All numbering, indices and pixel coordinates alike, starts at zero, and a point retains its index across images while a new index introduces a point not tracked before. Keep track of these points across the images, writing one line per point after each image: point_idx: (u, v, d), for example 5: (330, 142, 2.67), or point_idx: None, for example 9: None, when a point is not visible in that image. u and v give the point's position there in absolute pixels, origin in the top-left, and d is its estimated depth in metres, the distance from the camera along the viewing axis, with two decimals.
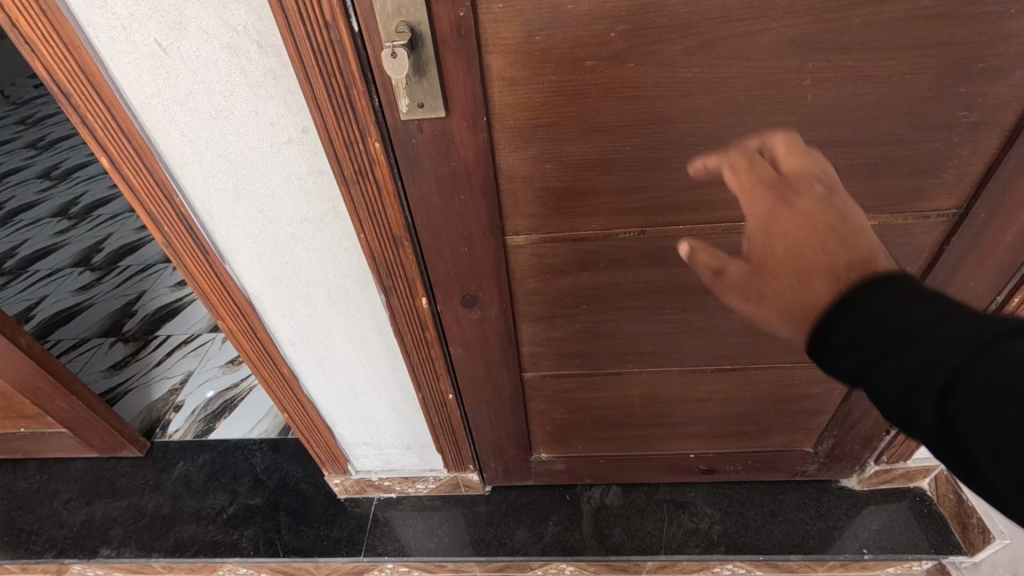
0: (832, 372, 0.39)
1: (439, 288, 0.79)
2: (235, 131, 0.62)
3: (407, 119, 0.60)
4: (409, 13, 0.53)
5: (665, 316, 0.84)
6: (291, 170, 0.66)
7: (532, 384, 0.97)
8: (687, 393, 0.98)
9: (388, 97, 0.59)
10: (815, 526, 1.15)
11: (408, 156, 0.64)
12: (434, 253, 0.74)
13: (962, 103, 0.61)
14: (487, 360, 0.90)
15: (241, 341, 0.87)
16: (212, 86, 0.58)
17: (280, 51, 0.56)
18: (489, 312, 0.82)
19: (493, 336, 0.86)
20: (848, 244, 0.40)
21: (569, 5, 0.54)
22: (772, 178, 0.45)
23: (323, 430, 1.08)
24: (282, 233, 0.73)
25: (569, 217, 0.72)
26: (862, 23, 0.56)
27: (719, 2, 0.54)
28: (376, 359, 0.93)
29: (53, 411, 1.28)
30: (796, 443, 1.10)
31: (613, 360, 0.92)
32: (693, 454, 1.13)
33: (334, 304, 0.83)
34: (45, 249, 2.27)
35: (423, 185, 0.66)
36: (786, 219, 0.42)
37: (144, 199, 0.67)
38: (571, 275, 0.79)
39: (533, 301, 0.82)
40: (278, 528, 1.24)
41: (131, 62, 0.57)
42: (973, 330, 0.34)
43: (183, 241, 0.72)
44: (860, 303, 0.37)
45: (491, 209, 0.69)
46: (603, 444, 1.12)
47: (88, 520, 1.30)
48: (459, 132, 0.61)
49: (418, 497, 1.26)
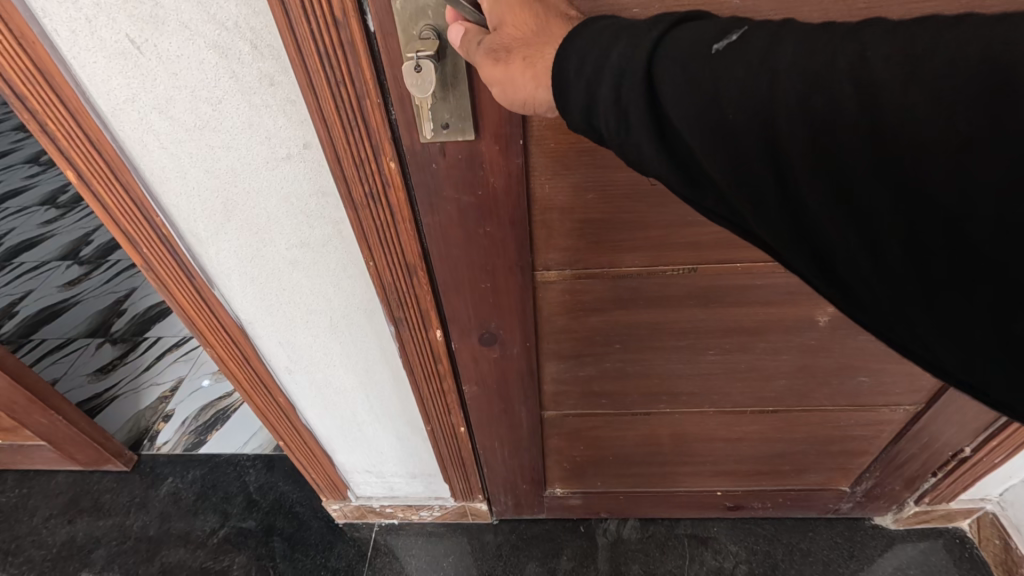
0: (573, 125, 0.39)
1: (454, 323, 0.70)
2: (224, 145, 0.53)
3: (428, 141, 0.50)
4: (435, 16, 0.43)
5: (708, 357, 0.75)
6: (290, 190, 0.57)
7: (551, 422, 0.89)
8: (722, 433, 0.90)
9: (406, 114, 0.49)
10: (848, 568, 1.07)
11: (426, 184, 0.54)
12: (452, 289, 0.65)
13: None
14: (506, 399, 0.82)
15: (234, 370, 0.79)
16: (196, 91, 0.49)
17: (278, 52, 0.47)
18: (510, 351, 0.73)
19: (514, 376, 0.77)
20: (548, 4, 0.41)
21: (635, 8, 0.46)
22: None
23: (321, 458, 0.99)
24: (279, 257, 0.64)
25: (610, 252, 0.63)
26: None
27: (821, 7, 0.45)
28: (382, 389, 0.85)
29: (32, 425, 1.18)
30: (833, 483, 1.03)
31: (644, 400, 0.84)
32: (720, 492, 1.05)
33: (336, 331, 0.74)
34: (32, 240, 2.17)
35: (444, 215, 0.57)
36: None
37: (120, 218, 0.58)
38: (606, 313, 0.70)
39: (559, 339, 0.74)
40: (272, 556, 1.16)
41: (99, 63, 0.47)
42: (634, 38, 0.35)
43: (167, 265, 0.63)
44: (569, 44, 0.37)
45: (521, 243, 0.60)
46: (624, 481, 1.03)
47: (70, 540, 1.22)
48: (489, 156, 0.52)
49: (422, 525, 1.19)
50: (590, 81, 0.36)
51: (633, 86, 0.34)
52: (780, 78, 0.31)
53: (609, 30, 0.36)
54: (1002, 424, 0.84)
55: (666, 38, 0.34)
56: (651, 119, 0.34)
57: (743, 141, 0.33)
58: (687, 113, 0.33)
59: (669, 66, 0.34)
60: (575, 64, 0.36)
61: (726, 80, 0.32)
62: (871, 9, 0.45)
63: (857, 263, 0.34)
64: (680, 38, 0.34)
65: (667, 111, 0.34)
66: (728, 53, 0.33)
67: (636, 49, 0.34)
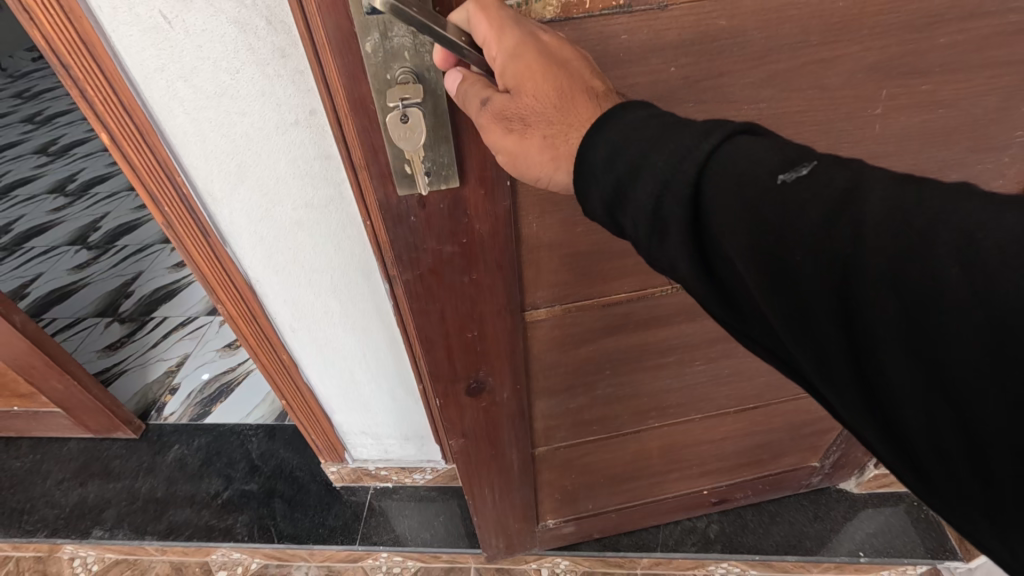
0: (593, 215, 0.41)
1: (439, 377, 0.72)
2: (240, 111, 0.60)
3: (404, 190, 0.53)
4: (413, 61, 0.45)
5: (696, 367, 0.85)
6: (297, 154, 0.65)
7: (542, 457, 0.94)
8: (705, 436, 1.00)
9: (381, 164, 0.51)
10: (812, 528, 1.18)
11: (407, 232, 0.57)
12: (438, 335, 0.67)
13: (1020, 122, 0.63)
14: (496, 441, 0.84)
15: (242, 328, 0.85)
16: (217, 62, 0.56)
17: (289, 28, 0.55)
18: (500, 396, 0.77)
19: (503, 418, 0.81)
20: (568, 72, 0.42)
21: (622, 36, 0.49)
22: (515, 13, 0.42)
23: (321, 418, 1.06)
24: (285, 217, 0.71)
25: (600, 282, 0.70)
26: (946, 42, 0.54)
27: (799, 26, 0.51)
28: (380, 350, 0.93)
29: (47, 391, 1.26)
30: (805, 461, 1.13)
31: (634, 419, 0.92)
32: (706, 489, 1.13)
33: (337, 292, 0.82)
34: (41, 226, 2.24)
35: (424, 267, 0.60)
36: (530, 51, 0.41)
37: (146, 178, 0.65)
38: (595, 341, 0.77)
39: (550, 373, 0.80)
40: (272, 515, 1.23)
41: (134, 37, 0.54)
42: (686, 149, 0.35)
43: (185, 223, 0.70)
44: (593, 138, 0.39)
45: (508, 284, 0.64)
46: (615, 497, 1.09)
47: (81, 501, 1.29)
48: (474, 201, 0.55)
49: (414, 488, 1.26)
50: (619, 176, 0.38)
51: (676, 198, 0.34)
52: (870, 235, 0.28)
53: (655, 129, 0.37)
54: None
55: (721, 153, 0.34)
56: (691, 233, 0.35)
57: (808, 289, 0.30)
58: (731, 239, 0.32)
59: (717, 189, 0.33)
60: (602, 156, 0.39)
61: (794, 216, 0.30)
62: (841, 24, 0.52)
63: (932, 443, 0.28)
64: (735, 154, 0.33)
65: (715, 231, 0.33)
66: (796, 187, 0.31)
67: (688, 161, 0.34)
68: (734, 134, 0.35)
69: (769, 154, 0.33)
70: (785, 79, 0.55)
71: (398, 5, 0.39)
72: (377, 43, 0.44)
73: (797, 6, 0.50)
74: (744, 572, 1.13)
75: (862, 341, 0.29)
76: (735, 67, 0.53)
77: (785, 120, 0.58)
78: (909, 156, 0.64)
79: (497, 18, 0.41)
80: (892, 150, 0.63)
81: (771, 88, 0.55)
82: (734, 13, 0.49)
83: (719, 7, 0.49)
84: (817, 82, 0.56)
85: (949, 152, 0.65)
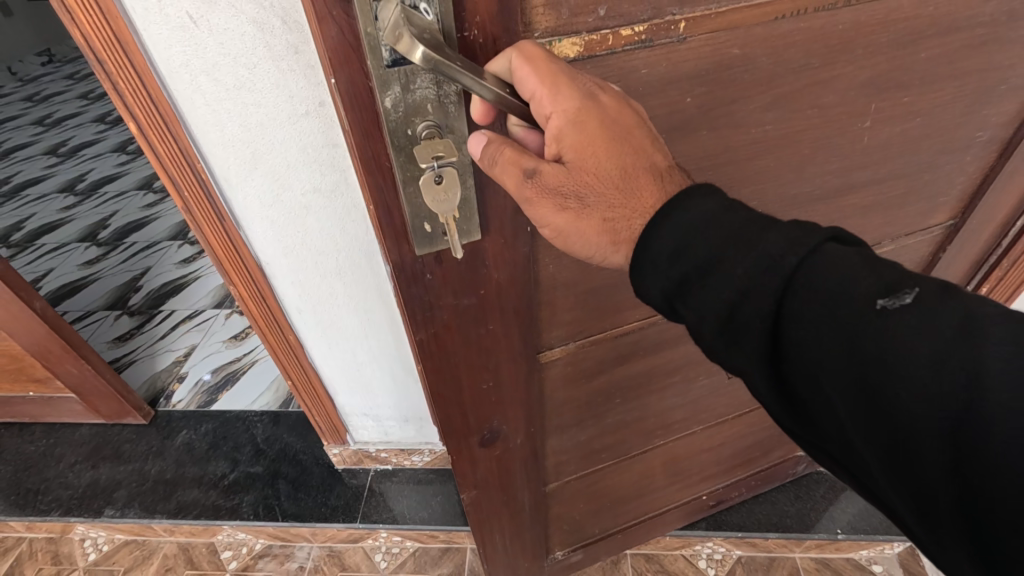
0: (649, 301, 0.46)
1: (454, 434, 0.70)
2: (256, 102, 0.66)
3: (421, 250, 0.51)
4: (433, 114, 0.43)
5: (700, 384, 0.90)
6: (307, 142, 0.71)
7: (553, 492, 0.93)
8: (704, 444, 1.04)
9: (395, 227, 0.49)
10: (793, 507, 1.28)
11: (422, 293, 0.54)
12: (456, 392, 0.66)
13: (981, 122, 0.69)
14: (507, 487, 0.83)
15: (252, 310, 0.91)
16: (237, 58, 0.63)
17: (302, 27, 0.62)
18: (512, 442, 0.76)
19: (516, 462, 0.80)
20: (626, 138, 0.43)
21: (643, 70, 0.49)
22: (568, 69, 0.42)
23: (324, 399, 1.11)
24: (295, 202, 0.77)
25: (612, 315, 0.71)
26: (926, 56, 0.58)
27: (803, 50, 0.53)
28: (381, 331, 1.00)
29: (62, 375, 1.32)
30: (789, 454, 1.22)
31: (640, 440, 0.93)
32: (705, 494, 1.17)
33: (342, 274, 0.88)
34: (52, 224, 2.31)
35: (438, 324, 0.58)
36: (590, 118, 0.42)
37: (168, 165, 0.71)
38: (607, 372, 0.78)
39: (562, 409, 0.79)
40: (277, 495, 1.29)
41: (162, 34, 0.60)
42: (772, 262, 0.39)
43: (202, 207, 0.76)
44: (648, 238, 0.44)
45: (525, 334, 0.64)
46: (619, 518, 1.09)
47: (94, 482, 1.35)
48: (493, 251, 0.54)
49: (414, 470, 1.32)
50: (685, 273, 0.43)
51: (758, 307, 0.40)
52: (987, 391, 0.31)
53: (728, 219, 0.42)
54: None
55: (809, 265, 0.38)
56: (770, 344, 0.40)
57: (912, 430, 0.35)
58: (824, 363, 0.38)
59: (806, 308, 0.38)
60: (673, 240, 0.43)
61: (898, 347, 0.35)
62: (840, 46, 0.54)
63: None
64: (826, 261, 0.38)
65: (809, 353, 0.38)
66: (898, 316, 0.35)
67: (775, 271, 0.39)
68: (824, 245, 0.39)
69: (858, 271, 0.37)
70: (788, 101, 0.57)
71: (439, 59, 0.37)
72: (397, 98, 0.41)
73: (803, 31, 0.52)
74: (729, 549, 1.22)
75: (972, 494, 0.33)
76: (745, 93, 0.54)
77: (788, 140, 0.60)
78: (889, 165, 0.69)
79: (551, 77, 0.41)
80: (876, 158, 0.67)
81: (775, 111, 0.57)
82: (747, 42, 0.51)
83: (733, 37, 0.50)
84: (816, 102, 0.58)
85: (922, 157, 0.70)
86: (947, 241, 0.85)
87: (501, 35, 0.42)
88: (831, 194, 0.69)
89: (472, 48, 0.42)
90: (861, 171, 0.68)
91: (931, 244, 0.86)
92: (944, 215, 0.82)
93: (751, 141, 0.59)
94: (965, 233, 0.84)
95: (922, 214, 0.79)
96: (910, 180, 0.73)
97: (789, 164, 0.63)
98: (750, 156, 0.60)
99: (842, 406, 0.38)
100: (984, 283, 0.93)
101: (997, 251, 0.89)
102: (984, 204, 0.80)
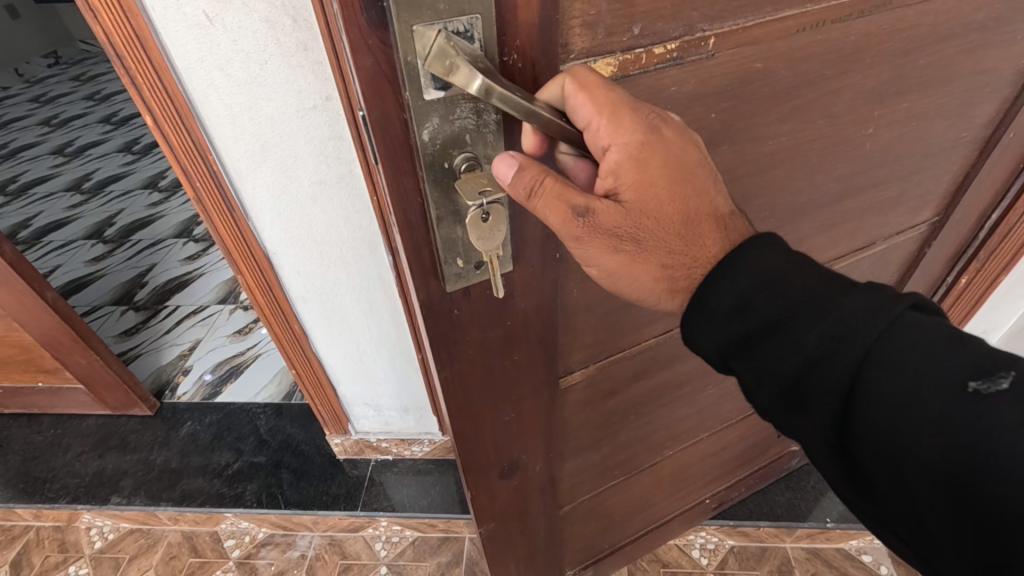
0: (705, 359, 0.51)
1: (474, 472, 0.66)
2: (266, 97, 0.70)
3: (452, 286, 0.47)
4: (472, 143, 0.40)
5: (707, 392, 0.90)
6: (314, 135, 0.75)
7: (567, 515, 0.90)
8: (709, 449, 1.05)
9: (424, 265, 0.45)
10: (784, 497, 1.31)
11: (448, 330, 0.50)
12: (480, 428, 0.62)
13: (968, 124, 0.72)
14: (525, 516, 0.80)
15: (258, 298, 0.94)
16: (249, 54, 0.67)
17: (311, 25, 0.66)
18: (532, 470, 0.74)
19: (534, 490, 0.77)
20: (684, 180, 0.45)
21: (672, 88, 0.48)
22: (627, 100, 0.42)
23: (327, 388, 1.14)
24: (302, 192, 0.81)
25: (632, 332, 0.70)
26: (925, 62, 0.61)
27: (817, 61, 0.54)
28: (382, 321, 1.03)
29: (71, 365, 1.35)
30: (784, 452, 1.26)
31: (651, 453, 0.93)
32: (708, 497, 1.18)
33: (346, 263, 0.92)
34: (59, 221, 2.35)
35: (464, 360, 0.54)
36: (649, 154, 0.42)
37: (181, 156, 0.74)
38: (622, 391, 0.77)
39: (581, 430, 0.77)
40: (279, 484, 1.32)
41: (180, 31, 0.64)
42: (848, 329, 0.42)
43: (212, 196, 0.79)
44: (705, 296, 0.48)
45: (550, 362, 0.62)
46: (627, 530, 1.08)
47: (100, 471, 1.38)
48: (521, 282, 0.52)
49: (413, 461, 1.35)
50: (743, 332, 0.47)
51: (833, 377, 0.43)
52: None
53: (794, 277, 0.46)
54: (940, 295, 1.01)
55: (886, 338, 0.41)
56: (842, 413, 0.43)
57: (994, 518, 0.35)
58: (899, 438, 0.40)
59: (881, 381, 0.41)
60: (730, 298, 0.47)
61: (982, 428, 0.36)
62: (852, 56, 0.56)
63: None
64: (909, 335, 0.41)
65: (882, 427, 0.41)
66: (990, 399, 0.37)
67: (850, 340, 0.42)
68: (903, 315, 0.42)
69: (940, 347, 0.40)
70: (801, 112, 0.58)
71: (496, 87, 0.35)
72: (435, 130, 0.38)
73: (819, 43, 0.53)
74: (722, 540, 1.25)
75: None
76: (764, 107, 0.55)
77: (799, 148, 0.62)
78: (885, 169, 0.72)
79: (613, 114, 0.41)
80: (876, 162, 0.70)
81: (790, 122, 0.58)
82: (769, 56, 0.51)
83: (756, 51, 0.50)
84: (827, 111, 0.60)
85: (914, 159, 0.73)
86: (931, 237, 0.88)
87: (540, 58, 0.40)
88: (835, 198, 0.71)
89: (511, 73, 0.40)
90: (861, 175, 0.70)
91: (918, 241, 0.89)
92: (930, 212, 0.84)
93: (766, 153, 0.60)
94: (946, 228, 0.87)
95: (910, 214, 0.82)
96: (902, 182, 0.75)
97: (798, 172, 0.64)
98: (765, 168, 0.61)
99: (921, 487, 0.39)
100: (963, 274, 0.97)
101: (975, 241, 0.92)
102: (966, 198, 0.82)
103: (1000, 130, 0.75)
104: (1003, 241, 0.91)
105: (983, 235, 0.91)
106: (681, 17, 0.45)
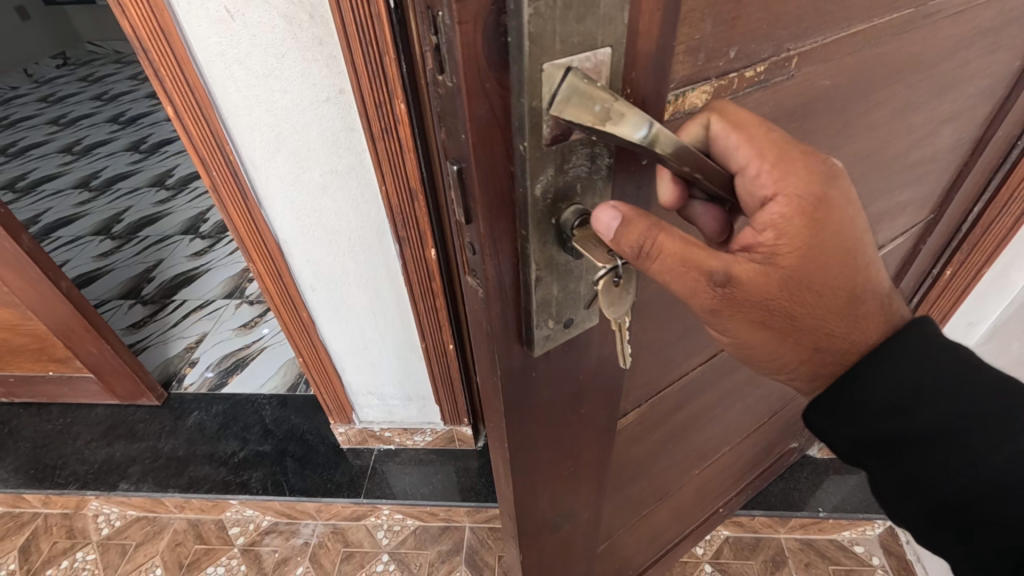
0: (834, 450, 0.51)
1: (527, 534, 0.65)
2: (282, 89, 0.74)
3: (539, 348, 0.45)
4: (581, 198, 0.38)
5: (730, 409, 0.93)
6: (327, 126, 0.78)
7: (603, 551, 0.89)
8: (726, 461, 1.07)
9: (509, 326, 0.43)
10: (778, 487, 1.34)
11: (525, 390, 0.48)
12: (538, 487, 0.60)
13: (969, 123, 0.75)
14: (568, 560, 0.78)
15: (269, 285, 0.98)
16: (267, 49, 0.70)
17: (327, 21, 0.69)
18: (580, 515, 0.72)
19: (580, 535, 0.76)
20: (854, 254, 0.43)
21: (755, 110, 0.48)
22: (790, 147, 0.41)
23: (333, 376, 1.18)
24: (313, 182, 0.84)
25: (682, 357, 0.71)
26: (950, 67, 0.63)
27: (869, 75, 0.55)
28: (387, 311, 1.06)
29: (83, 354, 1.39)
30: (785, 449, 1.27)
31: (680, 473, 0.94)
32: (722, 505, 1.20)
33: (354, 252, 0.95)
34: (68, 217, 2.38)
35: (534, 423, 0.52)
36: (817, 211, 0.41)
37: (200, 146, 0.78)
38: (663, 423, 0.77)
39: (624, 467, 0.76)
40: (284, 472, 1.35)
41: (203, 26, 0.68)
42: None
43: (228, 186, 0.83)
44: (853, 385, 0.46)
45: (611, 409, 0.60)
46: (652, 548, 1.07)
47: (109, 458, 1.41)
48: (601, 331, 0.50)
49: (414, 450, 1.38)
50: (891, 435, 0.46)
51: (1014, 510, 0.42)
52: None
53: (966, 387, 0.44)
54: (926, 287, 1.05)
55: None
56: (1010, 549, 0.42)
57: None
58: None
59: None
60: (879, 394, 0.46)
61: None
62: (895, 70, 0.57)
63: None
64: None
65: None
66: None
67: None
68: None
69: None
70: (850, 127, 0.59)
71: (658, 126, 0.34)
72: (546, 185, 0.36)
73: (875, 56, 0.54)
74: (719, 531, 1.28)
75: None
76: (822, 125, 0.56)
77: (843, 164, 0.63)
78: (899, 176, 0.74)
79: (773, 163, 0.40)
80: (895, 168, 0.72)
81: (840, 137, 0.59)
82: (836, 72, 0.52)
83: (826, 68, 0.50)
84: (870, 122, 0.61)
85: (920, 163, 0.76)
86: (925, 233, 0.92)
87: (650, 93, 0.38)
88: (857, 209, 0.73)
89: None
90: (882, 181, 0.72)
91: (911, 239, 0.91)
92: (924, 211, 0.87)
93: None
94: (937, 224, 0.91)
95: (912, 215, 0.85)
96: (911, 184, 0.78)
97: None
98: None
99: None
100: (947, 267, 1.01)
101: (959, 233, 0.95)
102: (957, 198, 0.86)
103: (991, 129, 0.77)
104: (985, 234, 0.95)
105: (965, 229, 0.95)
106: (771, 38, 0.43)
